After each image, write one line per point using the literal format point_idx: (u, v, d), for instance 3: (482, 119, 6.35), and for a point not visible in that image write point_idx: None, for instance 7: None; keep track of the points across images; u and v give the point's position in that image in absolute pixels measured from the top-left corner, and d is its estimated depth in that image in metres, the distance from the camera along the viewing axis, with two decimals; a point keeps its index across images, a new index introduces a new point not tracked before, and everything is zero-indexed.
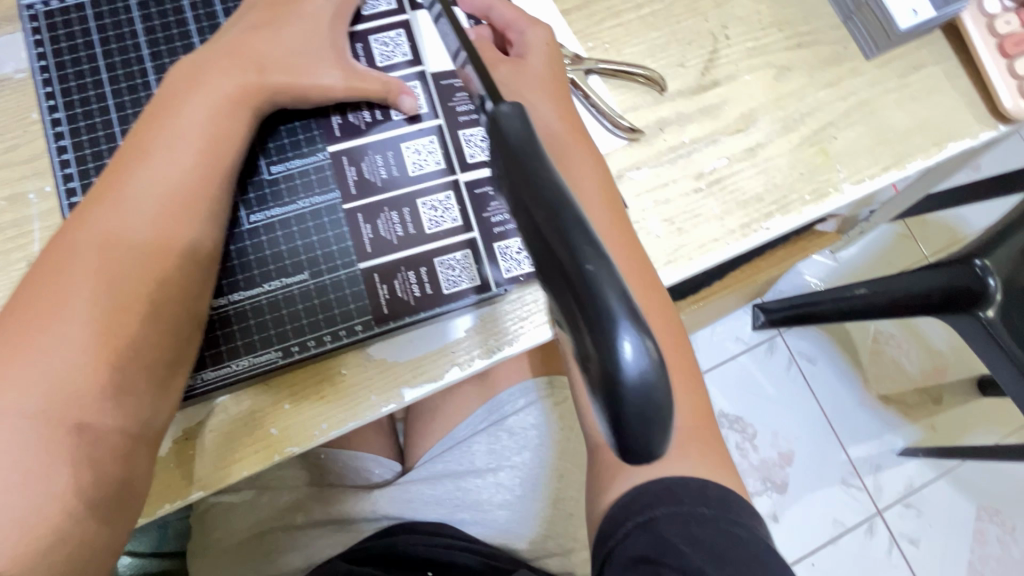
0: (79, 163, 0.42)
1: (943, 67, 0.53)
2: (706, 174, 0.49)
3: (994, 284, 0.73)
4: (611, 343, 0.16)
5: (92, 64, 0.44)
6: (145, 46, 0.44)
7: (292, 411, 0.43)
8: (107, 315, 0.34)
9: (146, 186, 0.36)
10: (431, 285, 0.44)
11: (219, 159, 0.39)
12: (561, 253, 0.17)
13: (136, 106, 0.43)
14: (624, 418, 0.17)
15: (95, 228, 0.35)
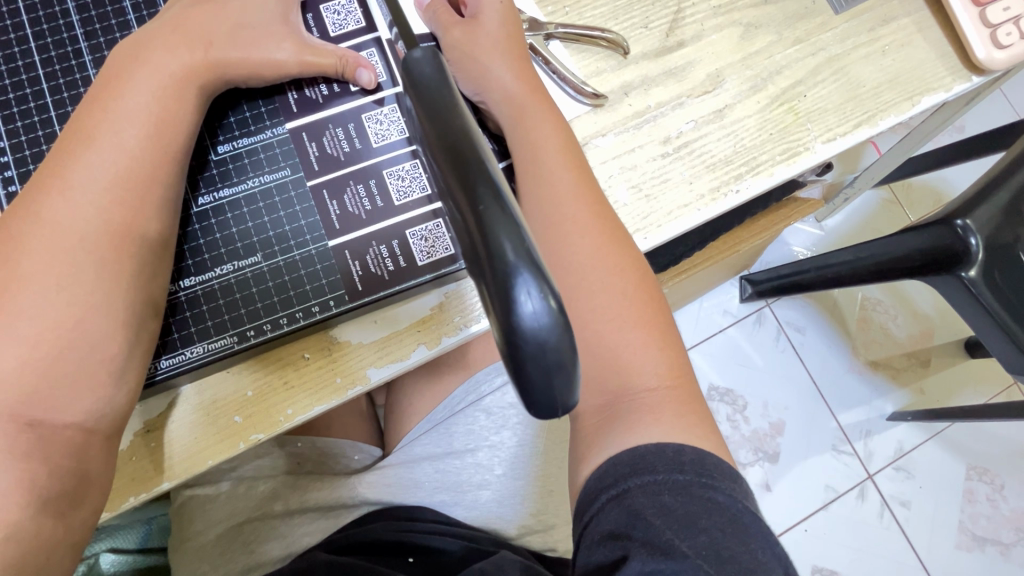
0: (11, 142, 0.39)
1: (914, 18, 0.52)
2: (673, 138, 0.48)
3: (977, 244, 0.72)
4: (506, 288, 0.19)
5: (17, 31, 0.40)
6: (74, 11, 0.41)
7: (255, 397, 0.42)
8: (59, 312, 0.33)
9: (93, 176, 0.34)
10: (404, 258, 0.42)
11: (168, 143, 0.37)
12: (466, 199, 0.20)
13: (68, 78, 0.40)
14: (522, 358, 0.19)
15: (42, 222, 0.33)
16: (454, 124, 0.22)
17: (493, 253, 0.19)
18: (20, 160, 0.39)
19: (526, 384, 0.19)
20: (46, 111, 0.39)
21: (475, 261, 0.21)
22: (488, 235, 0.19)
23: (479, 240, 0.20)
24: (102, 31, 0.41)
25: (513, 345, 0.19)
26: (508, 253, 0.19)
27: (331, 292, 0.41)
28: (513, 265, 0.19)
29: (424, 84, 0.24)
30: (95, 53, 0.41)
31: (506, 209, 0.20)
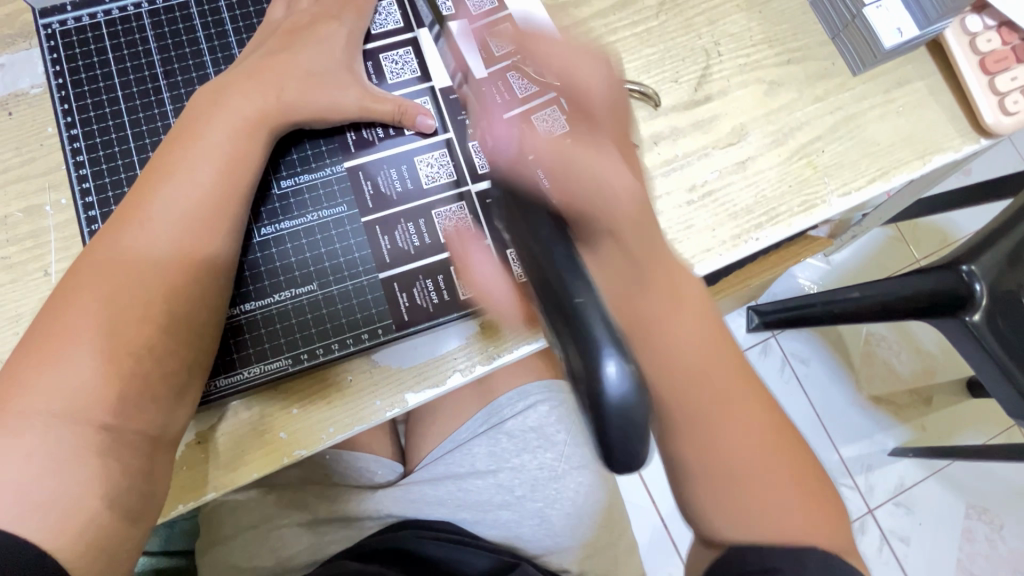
0: (96, 180, 0.44)
1: (927, 82, 0.55)
2: (698, 186, 0.51)
3: (981, 290, 0.75)
4: (595, 357, 0.25)
5: (107, 80, 0.45)
6: (158, 63, 0.46)
7: (300, 414, 0.44)
8: (130, 330, 0.35)
9: (174, 207, 0.38)
10: (448, 292, 0.45)
11: (238, 179, 0.40)
12: (561, 289, 0.27)
13: (151, 125, 0.45)
14: (607, 413, 0.25)
15: (126, 247, 0.36)
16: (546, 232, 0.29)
17: (585, 330, 0.26)
18: (102, 201, 0.44)
19: (607, 436, 0.25)
20: (129, 154, 0.44)
21: (563, 337, 0.27)
22: (583, 321, 0.26)
23: (573, 322, 0.26)
24: (182, 81, 0.46)
25: (600, 402, 0.25)
26: (594, 328, 0.26)
27: (380, 321, 0.44)
28: (600, 341, 0.25)
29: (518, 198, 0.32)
30: (176, 103, 0.45)
31: (596, 298, 0.27)
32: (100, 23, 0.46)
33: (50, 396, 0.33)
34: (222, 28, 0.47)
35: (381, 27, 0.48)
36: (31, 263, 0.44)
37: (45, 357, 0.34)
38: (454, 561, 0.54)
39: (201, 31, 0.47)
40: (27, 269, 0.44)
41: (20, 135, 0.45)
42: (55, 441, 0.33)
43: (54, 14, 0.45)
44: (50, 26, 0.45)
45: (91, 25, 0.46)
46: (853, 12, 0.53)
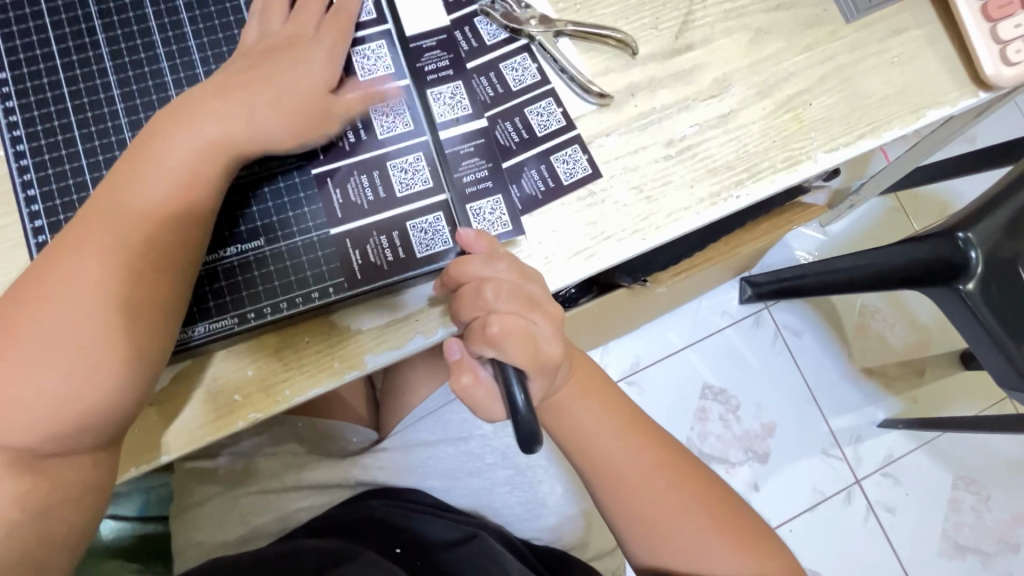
0: (28, 129, 0.41)
1: (925, 31, 0.52)
2: (676, 141, 0.48)
3: (976, 258, 0.73)
4: (509, 388, 0.37)
5: (37, 21, 0.42)
6: (92, 2, 0.43)
7: (255, 376, 0.43)
8: (92, 307, 0.35)
9: (134, 155, 0.38)
10: (404, 249, 0.43)
11: (212, 158, 0.38)
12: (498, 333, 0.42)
13: (85, 69, 0.42)
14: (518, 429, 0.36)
15: (102, 224, 0.37)
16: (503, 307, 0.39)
17: (508, 387, 0.37)
18: (34, 150, 0.41)
19: (525, 448, 0.36)
20: (63, 101, 0.42)
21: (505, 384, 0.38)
22: (508, 376, 0.38)
23: (504, 379, 0.38)
24: (119, 22, 0.43)
25: (517, 425, 0.36)
26: (511, 370, 0.38)
27: (330, 279, 0.42)
28: (514, 381, 0.38)
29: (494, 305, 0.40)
30: (111, 46, 0.43)
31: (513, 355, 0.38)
32: None
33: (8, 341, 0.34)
34: None
35: None
36: None
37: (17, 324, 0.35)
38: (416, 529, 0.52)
39: None
40: None
41: None
42: None
43: None
44: None
45: None
46: None
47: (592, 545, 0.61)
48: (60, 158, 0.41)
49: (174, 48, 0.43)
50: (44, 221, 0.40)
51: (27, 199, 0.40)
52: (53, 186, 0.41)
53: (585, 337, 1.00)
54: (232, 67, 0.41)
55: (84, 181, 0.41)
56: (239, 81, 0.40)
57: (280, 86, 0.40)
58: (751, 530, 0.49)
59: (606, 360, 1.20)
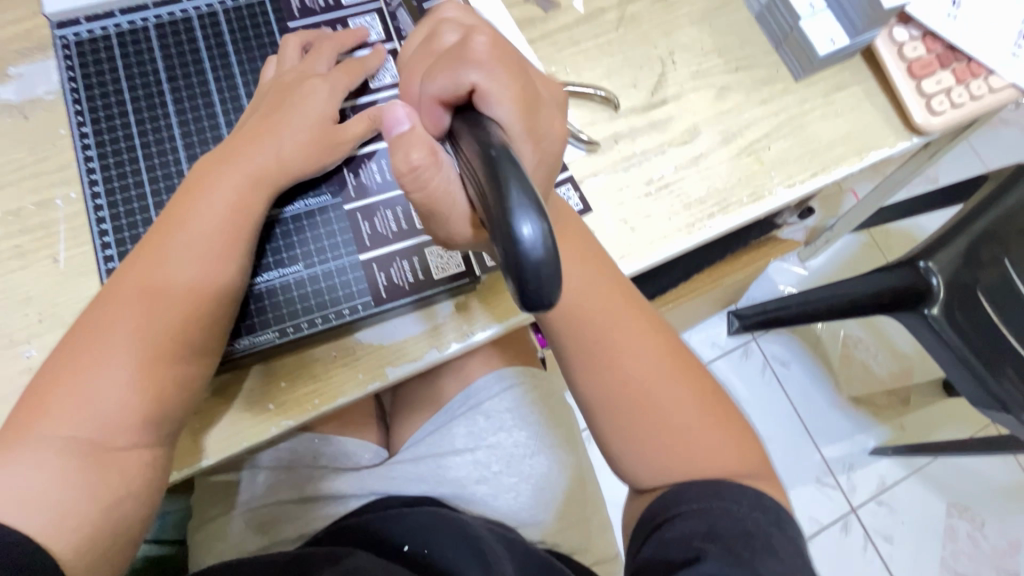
0: (104, 174, 0.48)
1: (864, 86, 0.60)
2: (655, 180, 0.56)
3: (937, 283, 0.82)
4: (509, 221, 0.22)
5: (115, 84, 0.50)
6: (162, 69, 0.51)
7: (288, 388, 0.48)
8: (146, 334, 0.41)
9: (184, 194, 0.44)
10: (423, 272, 0.49)
11: (252, 198, 0.45)
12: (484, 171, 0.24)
13: (154, 123, 0.50)
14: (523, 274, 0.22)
15: (158, 257, 0.42)
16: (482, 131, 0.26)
17: (491, 160, 0.24)
18: (109, 191, 0.48)
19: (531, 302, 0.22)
20: (134, 150, 0.49)
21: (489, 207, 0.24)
22: (500, 179, 0.23)
23: (490, 182, 0.23)
24: (185, 85, 0.51)
25: (520, 281, 0.22)
26: (512, 190, 0.22)
27: (360, 298, 0.48)
28: (517, 204, 0.22)
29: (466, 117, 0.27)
30: (177, 105, 0.50)
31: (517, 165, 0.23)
32: (110, 33, 0.51)
33: (45, 419, 0.38)
34: (221, 39, 0.52)
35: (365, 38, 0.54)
36: (41, 250, 0.49)
37: (84, 351, 0.40)
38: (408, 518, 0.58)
39: (203, 42, 0.52)
40: (38, 256, 0.49)
41: (37, 138, 0.52)
42: (62, 447, 0.38)
43: (69, 26, 0.50)
44: (66, 36, 0.50)
45: (102, 36, 0.51)
46: (791, 24, 0.58)
47: (593, 550, 0.66)
48: (130, 198, 0.48)
49: (229, 106, 0.51)
50: (114, 251, 0.47)
51: (101, 232, 0.48)
52: (124, 222, 0.48)
53: None
54: (248, 124, 0.47)
55: (151, 217, 0.48)
56: (266, 119, 0.47)
57: (316, 123, 0.47)
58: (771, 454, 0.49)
59: None
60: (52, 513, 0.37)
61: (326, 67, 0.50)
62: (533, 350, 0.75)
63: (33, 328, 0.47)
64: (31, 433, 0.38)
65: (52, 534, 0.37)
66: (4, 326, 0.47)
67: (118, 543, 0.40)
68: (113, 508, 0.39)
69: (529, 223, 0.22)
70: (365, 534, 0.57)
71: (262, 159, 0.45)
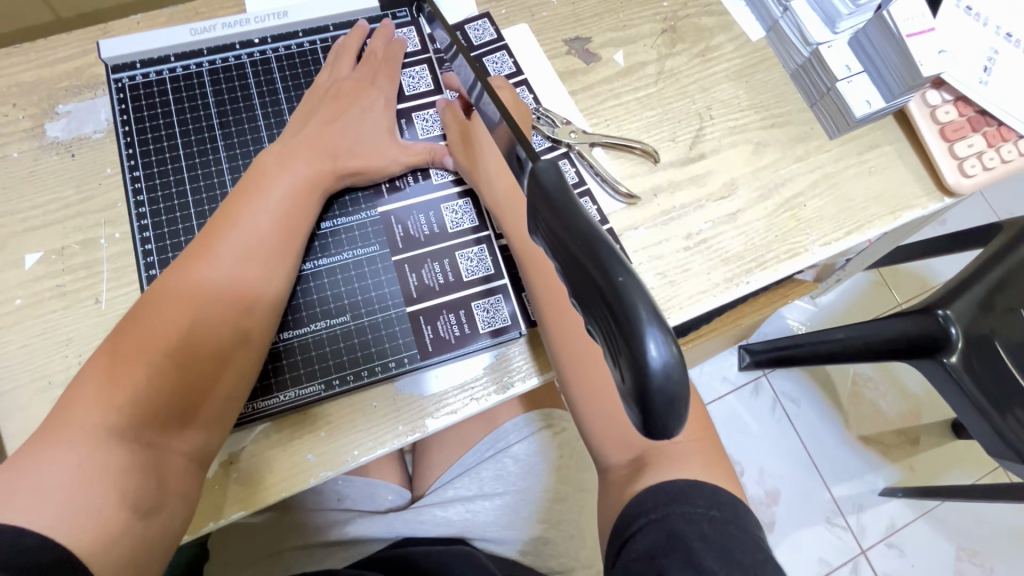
0: (154, 219, 0.49)
1: (895, 146, 0.62)
2: (693, 234, 0.57)
3: (956, 333, 0.83)
4: (635, 342, 0.20)
5: (168, 129, 0.51)
6: (215, 116, 0.52)
7: (327, 437, 0.47)
8: (185, 357, 0.40)
9: (225, 215, 0.44)
10: (469, 324, 0.49)
11: (295, 224, 0.46)
12: (596, 275, 0.22)
13: (205, 169, 0.51)
14: (651, 400, 0.20)
15: (197, 277, 0.42)
16: (577, 218, 0.23)
17: (605, 265, 0.21)
18: (158, 236, 0.49)
19: (657, 423, 0.21)
20: (185, 195, 0.50)
21: (602, 319, 0.22)
22: (622, 294, 0.21)
23: (610, 294, 0.21)
24: (236, 132, 0.52)
25: (649, 411, 0.20)
26: (638, 307, 0.20)
27: (406, 351, 0.48)
28: (642, 322, 0.20)
29: (555, 197, 0.25)
30: (228, 151, 0.51)
31: (638, 279, 0.21)
32: (165, 79, 0.52)
33: (71, 432, 0.36)
34: (273, 86, 0.53)
35: (415, 89, 0.55)
36: (84, 291, 0.48)
37: (115, 374, 0.38)
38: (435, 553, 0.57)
39: (255, 90, 0.53)
40: (80, 297, 0.49)
41: (83, 175, 0.51)
42: (100, 457, 0.36)
43: (125, 71, 0.52)
44: (121, 80, 0.52)
45: (157, 82, 0.52)
46: (828, 84, 0.59)
47: None
48: (179, 244, 0.49)
49: None
50: None
51: (149, 276, 0.48)
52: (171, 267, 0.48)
53: None
54: (274, 148, 0.47)
55: None
56: (309, 143, 0.48)
57: (366, 170, 0.49)
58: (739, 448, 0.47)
59: None
60: (87, 530, 0.34)
61: (373, 76, 0.53)
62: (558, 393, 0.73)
63: (72, 370, 0.47)
64: (55, 446, 0.36)
65: (85, 550, 0.34)
66: (44, 367, 0.46)
67: (152, 550, 0.37)
68: (150, 523, 0.37)
69: (655, 345, 0.20)
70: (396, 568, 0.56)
71: (297, 177, 0.46)
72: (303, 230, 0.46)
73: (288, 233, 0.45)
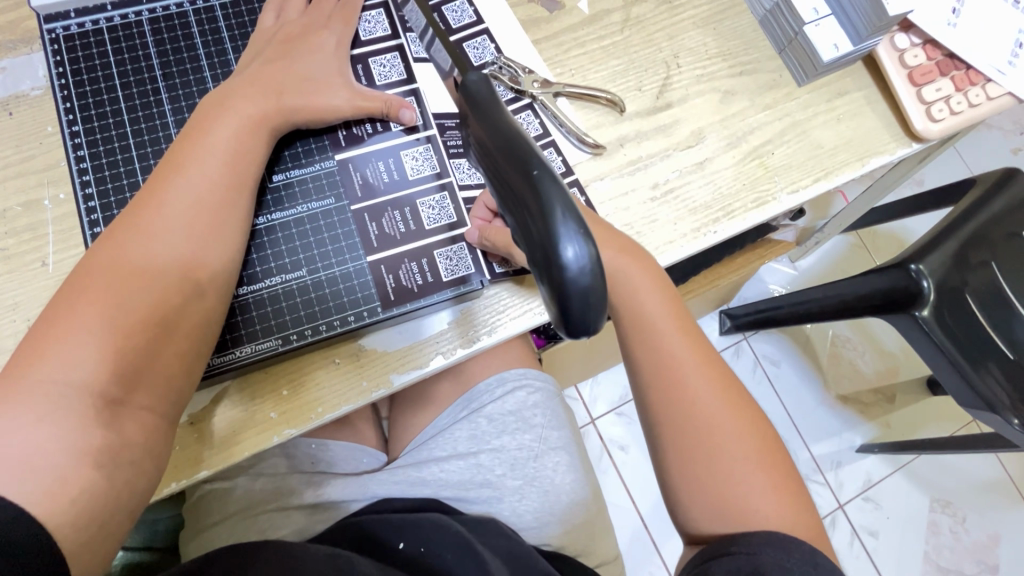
0: (96, 176, 0.47)
1: (864, 92, 0.61)
2: (660, 185, 0.56)
3: (928, 287, 0.83)
4: (554, 244, 0.23)
5: (108, 81, 0.49)
6: (157, 67, 0.49)
7: (290, 396, 0.46)
8: (133, 309, 0.38)
9: (169, 164, 0.42)
10: (432, 274, 0.48)
11: (241, 169, 0.44)
12: (522, 182, 0.24)
13: (149, 122, 0.48)
14: (569, 295, 0.23)
15: (143, 229, 0.40)
16: (506, 129, 0.26)
17: (529, 173, 0.24)
18: (102, 193, 0.47)
19: (575, 318, 0.24)
20: (128, 149, 0.48)
21: (525, 223, 0.24)
22: (541, 196, 0.23)
23: (534, 199, 0.24)
24: (181, 84, 0.49)
25: (567, 306, 0.23)
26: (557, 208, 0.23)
27: (366, 304, 0.47)
28: (560, 225, 0.23)
29: (485, 109, 0.27)
30: (173, 103, 0.49)
31: (559, 184, 0.24)
32: (102, 29, 0.50)
33: (15, 389, 0.35)
34: (219, 35, 0.51)
35: (370, 34, 0.53)
36: (30, 253, 0.47)
37: (57, 329, 0.37)
38: (410, 518, 0.57)
39: (199, 39, 0.51)
40: (27, 260, 0.47)
41: (23, 134, 0.49)
42: (50, 413, 0.35)
43: (59, 20, 0.49)
44: (54, 30, 0.49)
45: (93, 31, 0.49)
46: (795, 29, 0.58)
47: (595, 553, 0.67)
48: (124, 200, 0.47)
49: None
50: None
51: (92, 233, 0.46)
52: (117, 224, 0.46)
53: (579, 370, 1.04)
54: (214, 95, 0.46)
55: None
56: (253, 87, 0.46)
57: (317, 116, 0.48)
58: (769, 439, 0.48)
59: (595, 392, 1.18)
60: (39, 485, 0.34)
61: (326, 18, 0.51)
62: (531, 353, 0.74)
63: (21, 335, 0.45)
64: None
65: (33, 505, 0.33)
66: None
67: (113, 507, 0.37)
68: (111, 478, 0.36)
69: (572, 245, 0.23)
70: (367, 532, 0.56)
71: (241, 124, 0.44)
72: (254, 173, 0.45)
73: (235, 181, 0.43)
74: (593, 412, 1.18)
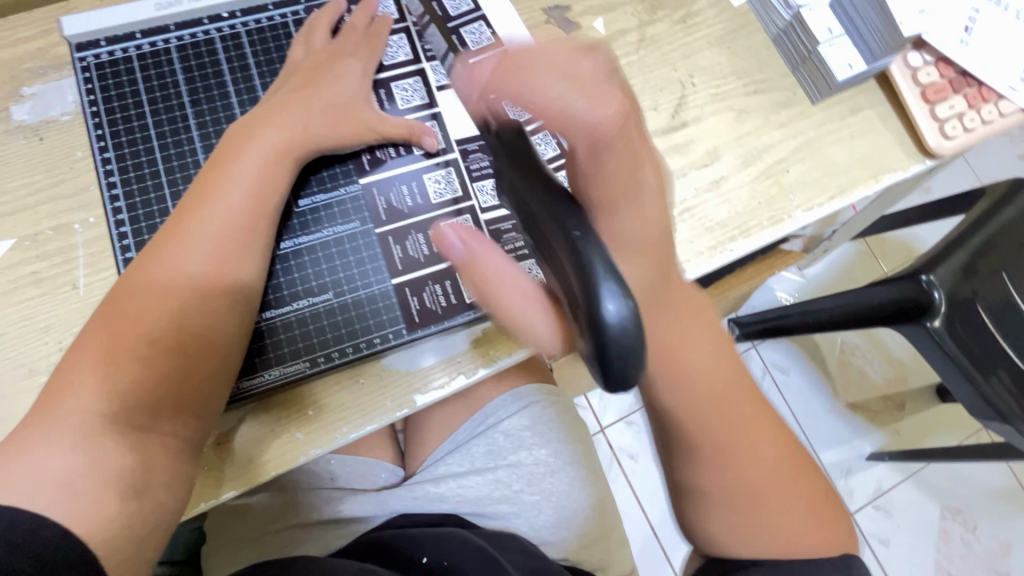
0: (128, 202, 0.49)
1: (878, 110, 0.61)
2: (677, 204, 0.56)
3: (939, 298, 0.84)
4: (596, 300, 0.25)
5: (138, 109, 0.50)
6: (185, 93, 0.51)
7: (315, 417, 0.47)
8: (167, 338, 0.40)
9: (198, 193, 0.43)
10: (454, 296, 0.49)
11: (268, 197, 0.45)
12: (563, 240, 0.27)
13: (178, 149, 0.50)
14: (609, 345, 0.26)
15: (174, 258, 0.41)
16: (544, 188, 0.28)
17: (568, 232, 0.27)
18: (133, 218, 0.48)
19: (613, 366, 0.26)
20: (159, 175, 0.49)
21: (566, 276, 0.27)
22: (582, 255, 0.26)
23: (575, 258, 0.26)
24: (208, 110, 0.51)
25: (607, 355, 0.26)
26: (597, 266, 0.25)
27: (391, 326, 0.48)
28: (600, 283, 0.25)
29: (524, 167, 0.29)
30: (201, 129, 0.50)
31: (597, 243, 0.26)
32: (132, 57, 0.51)
33: (56, 417, 0.36)
34: (244, 61, 0.52)
35: (392, 58, 0.54)
36: (61, 276, 0.48)
37: (95, 359, 0.38)
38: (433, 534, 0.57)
39: (225, 65, 0.52)
40: (58, 282, 0.48)
41: (52, 159, 0.49)
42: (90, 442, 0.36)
43: (90, 49, 0.50)
44: (85, 58, 0.50)
45: (123, 59, 0.51)
46: (809, 48, 0.59)
47: (615, 567, 0.67)
48: (155, 225, 0.48)
49: None
50: None
51: (126, 258, 0.48)
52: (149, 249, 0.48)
53: (590, 380, 1.05)
54: (242, 124, 0.47)
55: None
56: (280, 116, 0.47)
57: (342, 142, 0.49)
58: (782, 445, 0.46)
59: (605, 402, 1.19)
60: (81, 512, 0.34)
61: (350, 46, 0.51)
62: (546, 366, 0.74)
63: (53, 358, 0.46)
64: (39, 437, 0.36)
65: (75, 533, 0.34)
66: (24, 356, 0.46)
67: (149, 531, 0.37)
68: (146, 504, 0.37)
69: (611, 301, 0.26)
70: (391, 550, 0.56)
71: (268, 153, 0.45)
72: (276, 196, 0.45)
73: (261, 209, 0.44)
74: (603, 422, 1.18)
